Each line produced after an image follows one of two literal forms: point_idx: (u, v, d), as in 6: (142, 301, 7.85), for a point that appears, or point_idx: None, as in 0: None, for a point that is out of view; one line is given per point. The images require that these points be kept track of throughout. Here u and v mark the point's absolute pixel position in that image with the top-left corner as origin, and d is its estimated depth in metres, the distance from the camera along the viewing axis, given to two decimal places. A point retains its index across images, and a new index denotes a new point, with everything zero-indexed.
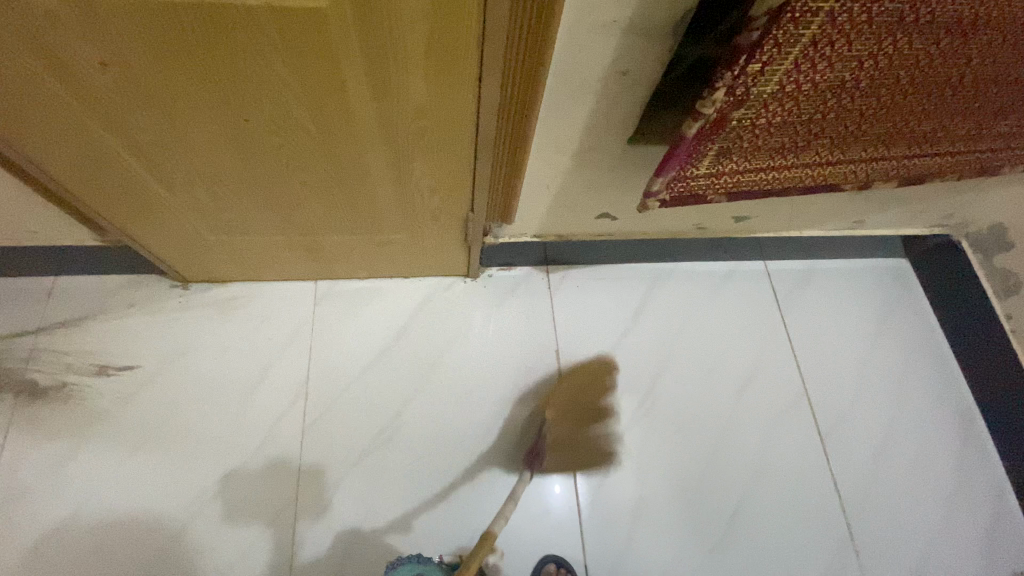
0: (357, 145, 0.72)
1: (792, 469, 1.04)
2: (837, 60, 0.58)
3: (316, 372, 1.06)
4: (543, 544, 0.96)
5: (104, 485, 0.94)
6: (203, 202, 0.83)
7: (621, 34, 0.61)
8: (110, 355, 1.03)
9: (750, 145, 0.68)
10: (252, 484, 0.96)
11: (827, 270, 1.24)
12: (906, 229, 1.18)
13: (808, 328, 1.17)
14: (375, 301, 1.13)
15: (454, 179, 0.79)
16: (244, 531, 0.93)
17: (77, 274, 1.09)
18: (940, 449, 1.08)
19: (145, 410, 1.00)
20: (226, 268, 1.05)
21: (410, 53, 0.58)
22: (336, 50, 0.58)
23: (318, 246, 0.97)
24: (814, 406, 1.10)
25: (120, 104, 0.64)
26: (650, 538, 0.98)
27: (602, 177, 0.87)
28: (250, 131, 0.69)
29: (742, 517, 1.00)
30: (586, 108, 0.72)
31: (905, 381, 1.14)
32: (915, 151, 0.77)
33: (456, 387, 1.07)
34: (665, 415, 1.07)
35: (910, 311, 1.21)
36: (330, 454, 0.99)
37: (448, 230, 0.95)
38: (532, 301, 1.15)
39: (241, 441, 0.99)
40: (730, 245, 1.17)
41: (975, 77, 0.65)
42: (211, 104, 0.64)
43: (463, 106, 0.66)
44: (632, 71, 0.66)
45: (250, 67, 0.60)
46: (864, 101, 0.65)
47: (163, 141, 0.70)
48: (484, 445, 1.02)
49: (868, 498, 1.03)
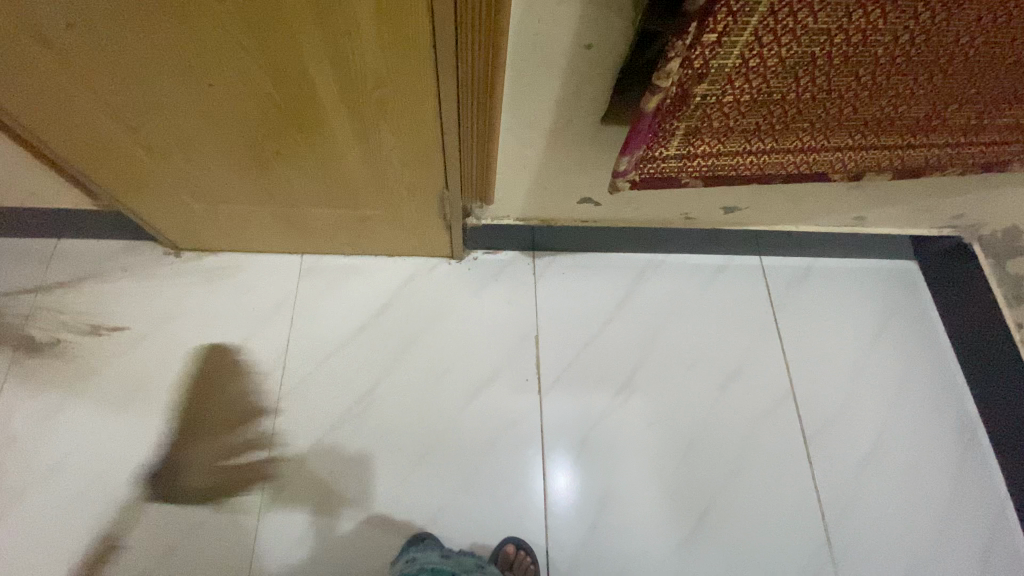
0: (325, 114, 0.72)
1: (773, 471, 1.01)
2: (802, 32, 0.55)
3: (297, 343, 1.07)
4: (507, 527, 0.96)
5: (86, 439, 0.98)
6: (183, 167, 0.85)
7: (581, 5, 0.59)
8: (102, 316, 1.07)
9: (720, 124, 0.65)
10: (227, 448, 0.98)
11: (828, 270, 1.19)
12: (914, 229, 1.12)
13: (802, 328, 1.13)
14: (360, 278, 1.14)
15: (425, 152, 0.79)
16: (215, 493, 0.95)
17: (78, 239, 1.13)
18: (935, 460, 1.02)
19: (131, 371, 1.03)
20: (215, 237, 1.08)
21: (362, 19, 0.58)
22: (291, 16, 0.58)
23: (299, 218, 0.99)
24: (801, 408, 1.06)
25: (91, 65, 0.65)
26: (616, 529, 0.96)
27: (578, 161, 0.85)
28: (217, 96, 0.69)
29: (715, 514, 0.97)
30: (553, 86, 0.70)
31: (902, 388, 1.08)
32: (908, 141, 0.73)
33: (434, 367, 1.07)
34: (643, 406, 1.05)
35: (914, 316, 1.15)
36: (303, 424, 1.01)
37: (427, 209, 0.95)
38: (515, 286, 1.14)
39: (219, 406, 1.01)
40: (723, 238, 1.14)
41: (966, 58, 0.61)
42: (177, 68, 0.65)
43: (423, 74, 0.65)
44: (596, 45, 0.64)
45: (210, 32, 0.60)
46: (841, 81, 0.62)
47: (137, 105, 0.72)
48: (457, 425, 1.02)
49: (851, 505, 0.98)
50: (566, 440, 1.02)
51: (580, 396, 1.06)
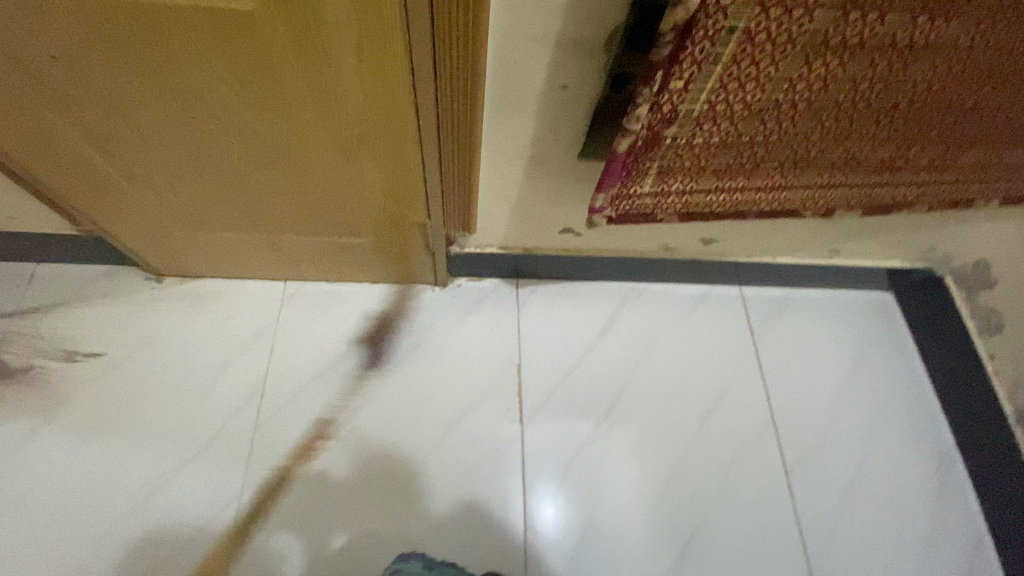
0: (307, 147, 0.73)
1: (753, 503, 1.00)
2: (764, 81, 0.57)
3: (276, 370, 1.06)
4: (487, 560, 0.94)
5: (54, 468, 0.95)
6: (165, 195, 0.85)
7: (554, 48, 0.61)
8: (79, 341, 1.06)
9: (691, 164, 0.67)
10: (200, 478, 0.96)
11: (807, 300, 1.20)
12: (887, 261, 1.14)
13: (781, 357, 1.14)
14: (342, 305, 1.14)
15: (407, 184, 0.80)
16: (186, 523, 0.93)
17: (57, 263, 1.13)
18: (915, 490, 1.03)
19: (106, 397, 1.02)
20: (196, 263, 1.07)
21: (342, 57, 0.60)
22: (271, 52, 0.60)
23: (281, 245, 0.99)
24: (781, 438, 1.06)
25: (74, 96, 0.66)
26: (599, 559, 0.95)
27: (556, 194, 0.86)
28: (200, 128, 0.71)
29: (696, 547, 0.96)
30: (528, 123, 0.72)
31: (880, 419, 1.09)
32: (874, 179, 0.75)
33: (415, 395, 1.06)
34: (626, 436, 1.05)
35: (890, 345, 1.17)
36: (280, 453, 0.99)
37: (408, 237, 0.95)
38: (497, 314, 1.15)
39: (193, 433, 1.00)
40: (702, 268, 1.15)
41: (923, 103, 0.64)
42: (161, 101, 0.67)
43: (402, 109, 0.67)
44: (570, 85, 0.66)
45: (190, 65, 0.61)
46: (806, 125, 0.64)
47: (119, 134, 0.72)
48: (437, 454, 1.01)
49: (833, 538, 0.98)
50: (549, 468, 1.02)
51: (563, 425, 1.05)
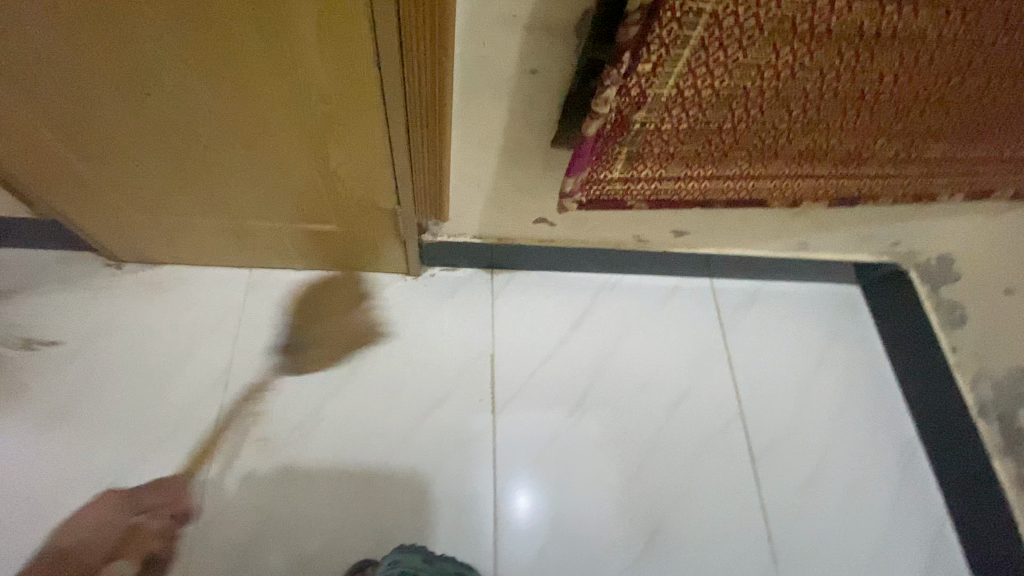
0: (272, 130, 0.71)
1: (724, 491, 1.02)
2: (734, 68, 0.57)
3: (243, 361, 1.04)
4: (459, 551, 0.93)
5: (5, 462, 0.91)
6: (124, 178, 0.82)
7: (524, 31, 0.60)
8: (34, 330, 1.02)
9: (660, 150, 0.67)
10: (162, 471, 0.93)
11: (777, 293, 1.22)
12: (855, 255, 1.16)
13: (752, 349, 1.15)
14: (312, 293, 1.11)
15: (377, 169, 0.79)
16: (146, 517, 0.90)
17: (10, 249, 1.08)
18: (878, 478, 1.05)
19: (63, 388, 0.98)
20: (158, 249, 1.04)
21: (305, 33, 0.58)
22: (230, 27, 0.58)
23: (248, 231, 0.96)
24: (750, 430, 1.08)
25: (21, 70, 0.63)
26: (569, 549, 0.95)
27: (529, 182, 0.85)
28: (158, 107, 0.68)
29: (667, 537, 0.97)
30: (500, 110, 0.71)
31: (846, 409, 1.12)
32: (840, 170, 0.76)
33: (386, 385, 1.05)
34: (597, 425, 1.05)
35: (856, 337, 1.19)
36: (247, 443, 0.97)
37: (380, 224, 0.94)
38: (471, 304, 1.14)
39: (155, 425, 0.96)
40: (676, 260, 1.16)
41: (887, 94, 0.64)
42: (114, 77, 0.64)
43: (368, 92, 0.65)
44: (541, 71, 0.64)
45: (145, 39, 0.59)
46: (774, 113, 0.65)
47: (71, 113, 0.69)
48: (408, 444, 1.00)
49: (799, 526, 1.00)
50: (521, 459, 1.01)
51: (534, 415, 1.05)
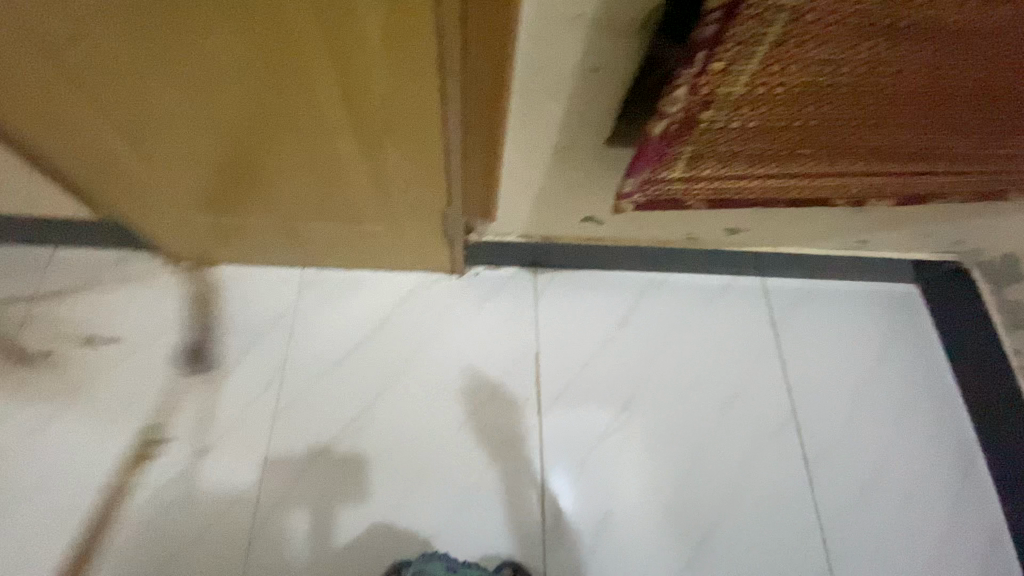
0: (330, 134, 0.72)
1: (774, 496, 1.00)
2: (810, 64, 0.55)
3: (294, 358, 1.06)
4: (506, 550, 0.94)
5: (76, 453, 0.96)
6: (185, 180, 0.84)
7: (588, 29, 0.59)
8: (97, 327, 1.05)
9: (725, 149, 0.65)
10: (220, 465, 0.97)
11: (831, 292, 1.18)
12: (914, 253, 1.12)
13: (804, 350, 1.12)
14: (359, 292, 1.13)
15: (430, 171, 0.78)
16: (206, 509, 0.93)
17: (73, 248, 1.12)
18: (938, 487, 1.01)
19: (125, 383, 1.01)
20: (212, 248, 1.06)
21: (371, 38, 0.58)
22: (297, 32, 0.58)
23: (300, 231, 0.98)
24: (802, 434, 1.05)
25: (94, 77, 0.65)
26: (616, 551, 0.95)
27: (581, 181, 0.84)
28: (222, 112, 0.69)
29: (715, 542, 0.96)
30: (558, 108, 0.69)
31: (905, 413, 1.07)
32: (910, 168, 0.73)
33: (432, 384, 1.06)
34: (644, 427, 1.04)
35: (917, 338, 1.14)
36: (299, 439, 1.00)
37: (429, 225, 0.94)
38: (516, 303, 1.14)
39: (212, 420, 1.00)
40: (724, 258, 1.13)
41: (969, 89, 0.61)
42: (182, 83, 0.65)
43: (428, 97, 0.65)
44: (603, 69, 0.63)
45: (213, 45, 0.60)
46: (847, 110, 0.62)
47: (139, 117, 0.71)
48: (454, 443, 1.01)
49: (853, 535, 0.97)
50: (566, 459, 1.01)
51: (580, 415, 1.04)
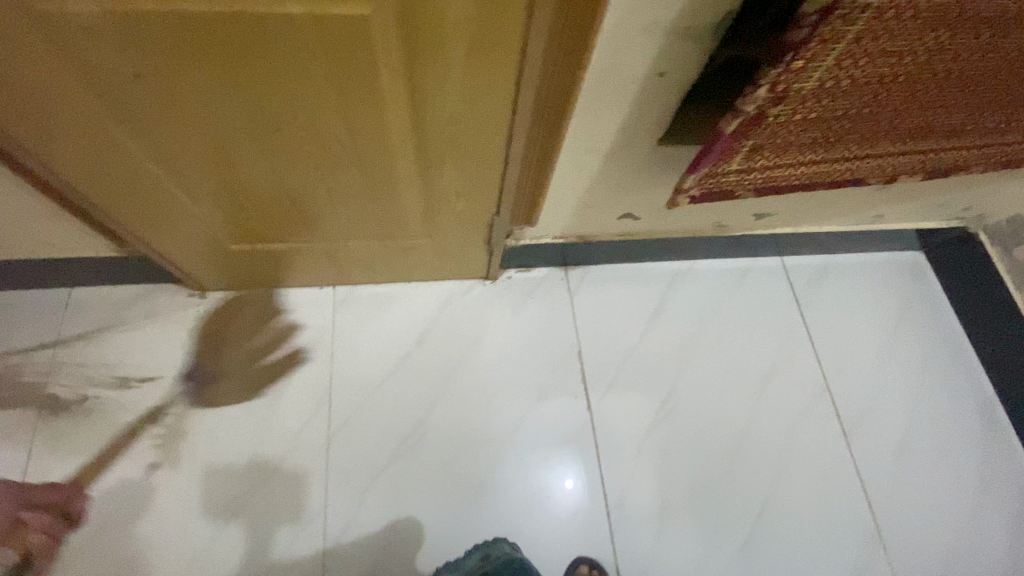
0: (391, 153, 0.71)
1: (819, 465, 1.05)
2: (879, 57, 0.58)
3: (339, 379, 1.05)
4: (577, 546, 0.96)
5: (128, 499, 0.93)
6: (227, 209, 0.80)
7: (662, 36, 0.60)
8: (130, 367, 1.02)
9: (783, 140, 0.68)
10: (280, 494, 0.95)
11: (846, 265, 1.24)
12: (921, 222, 1.19)
13: (829, 324, 1.17)
14: (395, 306, 1.12)
15: (485, 182, 0.79)
16: (275, 538, 0.92)
17: (91, 287, 1.07)
18: (964, 440, 1.08)
19: (169, 421, 0.99)
20: (244, 275, 1.03)
21: (455, 59, 0.56)
22: (378, 61, 0.56)
23: (339, 251, 0.96)
24: (837, 403, 1.10)
25: (149, 115, 0.61)
26: (680, 534, 0.98)
27: (628, 180, 0.86)
28: (283, 142, 0.66)
29: (772, 516, 1.00)
30: (620, 110, 0.70)
31: (927, 373, 1.14)
32: (941, 145, 0.78)
33: (481, 390, 1.06)
34: (691, 413, 1.07)
35: (928, 302, 1.21)
36: (357, 460, 0.99)
37: (473, 234, 0.95)
38: (552, 303, 1.15)
39: (268, 449, 0.98)
40: (748, 241, 1.18)
41: (1007, 71, 0.66)
42: (245, 117, 0.62)
43: (498, 111, 0.65)
44: (669, 72, 0.65)
45: (286, 80, 0.57)
46: (899, 95, 0.65)
47: (190, 152, 0.67)
48: (511, 447, 1.02)
49: (894, 492, 1.03)
50: (622, 450, 1.03)
51: (629, 407, 1.07)
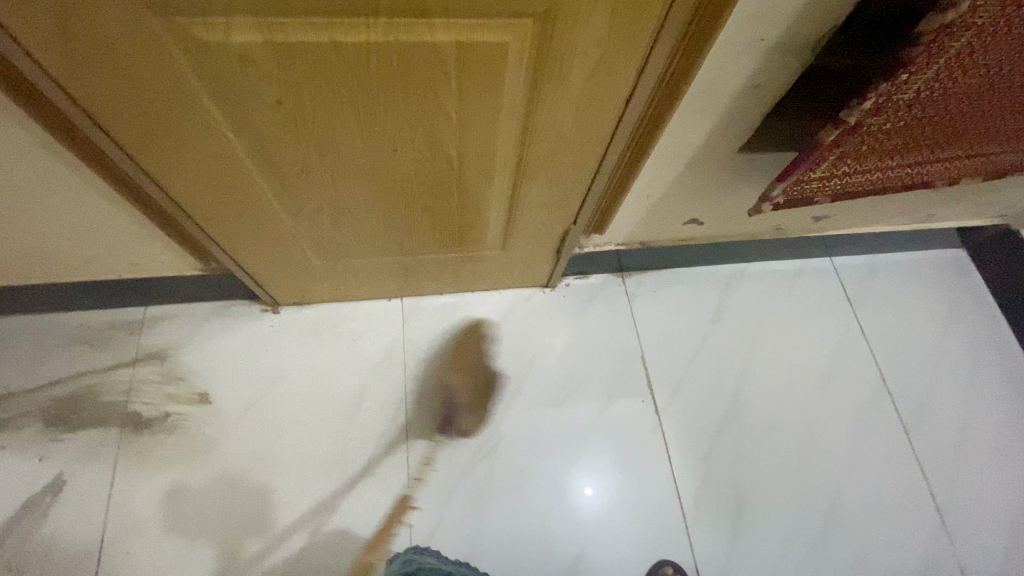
0: (491, 168, 0.74)
1: (884, 460, 1.07)
2: (972, 69, 0.61)
3: (412, 389, 1.07)
4: (656, 547, 0.98)
5: (215, 514, 0.94)
6: (322, 227, 0.83)
7: (763, 52, 0.64)
8: (210, 382, 1.04)
9: (870, 148, 0.71)
10: (363, 505, 0.97)
11: (892, 264, 1.27)
12: (965, 221, 1.22)
13: (880, 321, 1.21)
14: (461, 315, 1.15)
15: (572, 195, 0.82)
16: (362, 547, 0.94)
17: (166, 305, 1.10)
18: (1021, 432, 1.11)
19: (250, 435, 1.01)
20: (317, 289, 1.06)
21: (575, 78, 0.60)
22: (504, 79, 0.59)
23: (415, 263, 0.99)
24: (895, 398, 1.13)
25: (278, 139, 0.64)
26: (755, 533, 1.00)
27: (703, 187, 0.89)
28: (396, 160, 0.69)
29: (843, 512, 1.03)
30: (712, 121, 0.74)
31: (979, 368, 1.17)
32: (1008, 150, 0.81)
33: (550, 396, 1.09)
34: (755, 412, 1.10)
35: (974, 298, 1.25)
36: (436, 468, 1.01)
37: (546, 244, 0.97)
38: (612, 308, 1.18)
39: (347, 461, 1.00)
40: (799, 243, 1.21)
41: None
42: (367, 138, 0.65)
43: (602, 127, 0.68)
44: (763, 85, 0.68)
45: (416, 101, 0.60)
46: (980, 104, 0.69)
47: (305, 173, 0.70)
48: (584, 451, 1.05)
49: (959, 486, 1.06)
50: (692, 452, 1.06)
51: (694, 408, 1.10)
